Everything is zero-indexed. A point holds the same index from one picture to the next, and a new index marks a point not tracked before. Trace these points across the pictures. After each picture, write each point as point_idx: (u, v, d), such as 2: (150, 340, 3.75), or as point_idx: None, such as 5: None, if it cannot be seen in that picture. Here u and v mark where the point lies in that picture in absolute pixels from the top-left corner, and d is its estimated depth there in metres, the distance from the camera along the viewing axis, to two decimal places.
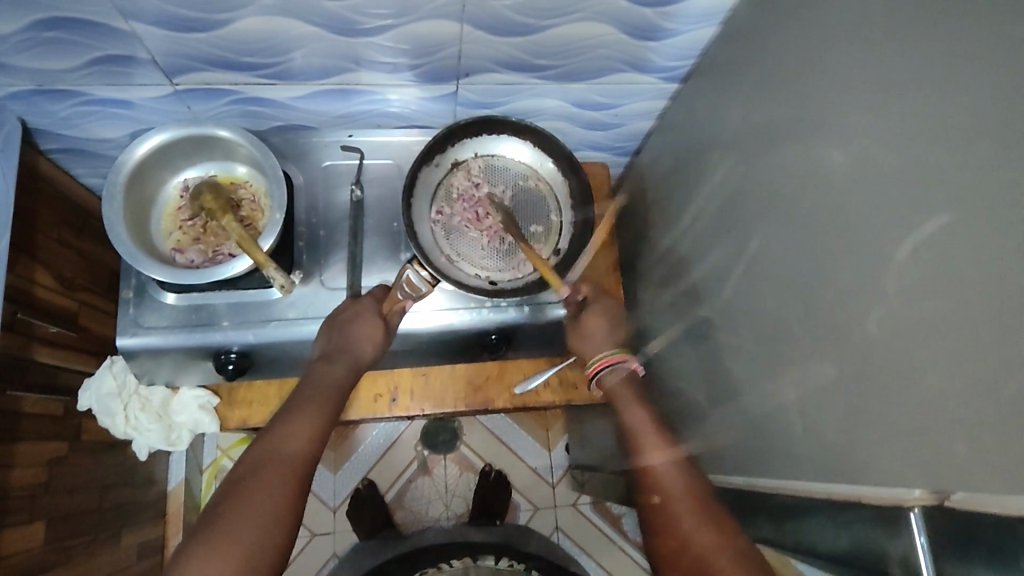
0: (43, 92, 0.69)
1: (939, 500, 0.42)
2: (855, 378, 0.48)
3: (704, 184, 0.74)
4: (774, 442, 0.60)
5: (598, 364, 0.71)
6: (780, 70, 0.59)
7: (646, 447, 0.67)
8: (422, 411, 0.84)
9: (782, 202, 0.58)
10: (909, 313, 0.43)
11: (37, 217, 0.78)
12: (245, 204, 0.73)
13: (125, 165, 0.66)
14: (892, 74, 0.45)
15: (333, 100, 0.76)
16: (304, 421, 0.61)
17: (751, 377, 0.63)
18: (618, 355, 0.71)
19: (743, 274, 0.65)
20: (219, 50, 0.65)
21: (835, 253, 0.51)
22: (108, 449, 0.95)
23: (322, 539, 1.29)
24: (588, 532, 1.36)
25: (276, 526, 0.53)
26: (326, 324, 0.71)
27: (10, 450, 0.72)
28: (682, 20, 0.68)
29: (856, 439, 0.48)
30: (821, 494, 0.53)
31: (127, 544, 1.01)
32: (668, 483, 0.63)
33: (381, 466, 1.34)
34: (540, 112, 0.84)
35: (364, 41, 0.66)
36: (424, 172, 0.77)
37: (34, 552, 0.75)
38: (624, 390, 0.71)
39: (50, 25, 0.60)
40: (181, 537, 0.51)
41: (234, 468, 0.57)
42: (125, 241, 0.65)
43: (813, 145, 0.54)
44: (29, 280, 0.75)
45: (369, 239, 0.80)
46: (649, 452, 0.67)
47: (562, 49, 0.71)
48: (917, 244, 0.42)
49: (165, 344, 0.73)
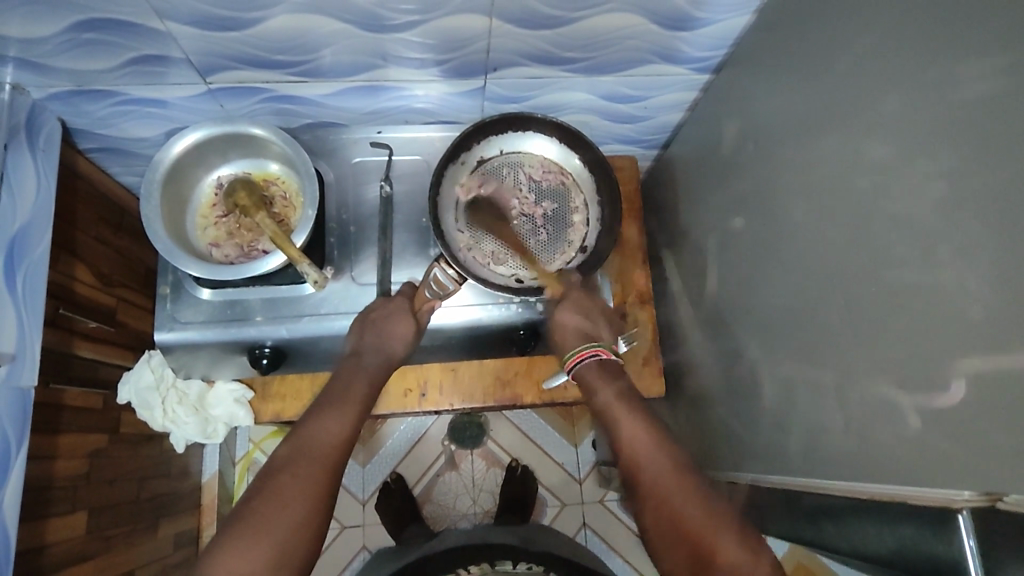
0: (81, 92, 0.71)
1: (988, 501, 0.41)
2: (898, 376, 0.47)
3: (737, 176, 0.72)
4: (811, 441, 0.59)
5: (576, 357, 0.69)
6: (817, 58, 0.57)
7: (656, 466, 0.59)
8: (451, 406, 0.84)
9: (817, 194, 0.57)
10: (957, 308, 0.41)
11: (77, 216, 0.80)
12: (278, 202, 0.73)
13: (162, 162, 0.68)
14: (940, 57, 0.43)
15: (361, 97, 0.77)
16: (336, 414, 0.62)
17: (787, 373, 0.62)
18: (592, 348, 0.69)
19: (778, 269, 0.64)
20: (251, 49, 0.66)
21: (875, 246, 0.49)
22: (145, 441, 0.97)
23: (352, 532, 1.30)
24: (614, 528, 1.35)
25: (310, 517, 0.54)
26: (356, 322, 0.71)
27: (55, 442, 0.74)
28: (715, 8, 0.67)
29: (902, 439, 0.47)
30: (861, 494, 0.52)
31: (163, 534, 1.04)
32: (670, 475, 0.58)
33: (408, 460, 1.35)
34: (568, 105, 0.84)
35: (392, 37, 0.66)
36: (452, 169, 0.77)
37: (76, 541, 0.77)
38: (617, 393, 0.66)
39: (89, 27, 0.61)
40: (217, 529, 0.53)
41: (268, 459, 0.59)
42: (162, 237, 0.66)
43: (850, 136, 0.52)
44: (69, 276, 0.77)
45: (399, 235, 0.80)
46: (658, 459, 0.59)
47: (591, 41, 0.70)
48: (966, 235, 0.41)
49: (202, 339, 0.74)
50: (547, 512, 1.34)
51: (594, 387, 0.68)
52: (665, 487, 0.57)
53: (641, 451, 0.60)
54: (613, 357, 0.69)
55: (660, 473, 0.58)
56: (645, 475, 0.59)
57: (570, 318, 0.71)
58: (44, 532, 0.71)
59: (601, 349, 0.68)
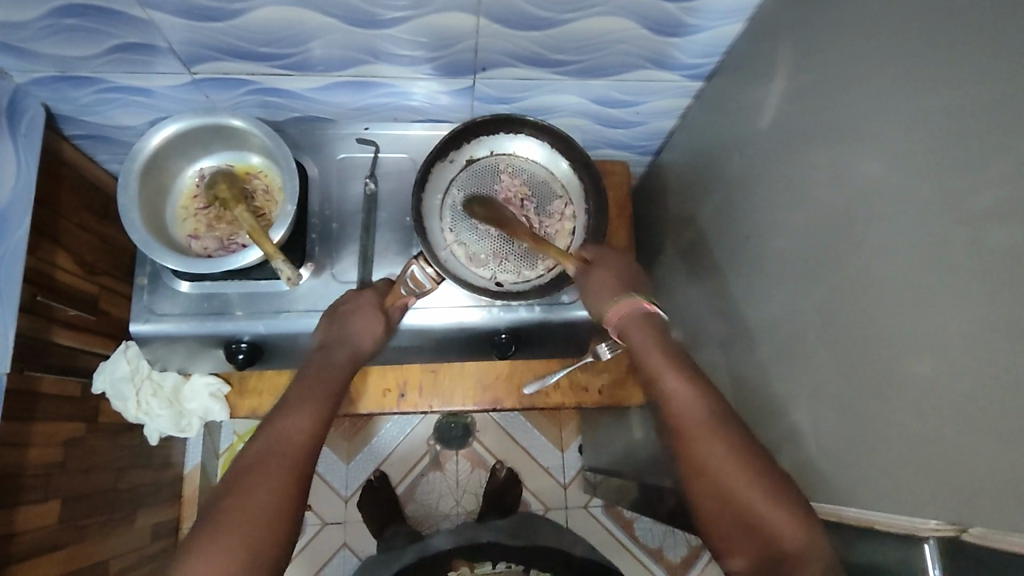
0: (65, 78, 0.70)
1: (954, 531, 0.40)
2: (876, 399, 0.46)
3: (725, 186, 0.71)
4: (786, 458, 0.58)
5: (613, 314, 0.65)
6: (807, 71, 0.56)
7: (690, 412, 0.57)
8: (431, 408, 0.83)
9: (803, 208, 0.56)
10: (934, 332, 0.41)
11: (60, 203, 0.79)
12: (259, 195, 0.72)
13: (141, 152, 0.67)
14: (928, 75, 0.42)
15: (349, 93, 0.76)
16: (304, 412, 0.60)
17: (766, 390, 0.61)
18: (634, 300, 0.64)
19: (761, 282, 0.63)
20: (236, 40, 0.65)
21: (857, 265, 0.48)
22: (124, 431, 0.96)
23: (333, 529, 1.30)
24: (598, 534, 1.34)
25: (283, 519, 0.54)
26: (326, 316, 0.70)
27: (28, 430, 0.73)
28: (708, 15, 0.65)
29: (875, 462, 0.46)
30: (830, 515, 0.51)
31: (140, 525, 1.03)
32: (702, 420, 0.56)
33: (393, 459, 1.35)
34: (560, 108, 0.83)
35: (381, 33, 0.65)
36: (437, 168, 0.76)
37: (47, 530, 0.77)
38: (652, 339, 0.62)
39: (72, 12, 0.60)
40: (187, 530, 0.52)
41: (235, 460, 0.58)
42: (139, 228, 0.65)
43: (838, 150, 0.51)
44: (49, 263, 0.76)
45: (383, 233, 0.79)
46: (685, 404, 0.57)
47: (583, 43, 0.69)
48: (946, 259, 0.40)
49: (178, 332, 0.73)
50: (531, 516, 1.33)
51: (632, 339, 0.63)
52: (698, 431, 0.55)
53: (678, 404, 0.58)
54: (659, 312, 0.64)
55: (695, 423, 0.56)
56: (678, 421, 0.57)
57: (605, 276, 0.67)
58: (14, 521, 0.71)
59: (644, 301, 0.64)
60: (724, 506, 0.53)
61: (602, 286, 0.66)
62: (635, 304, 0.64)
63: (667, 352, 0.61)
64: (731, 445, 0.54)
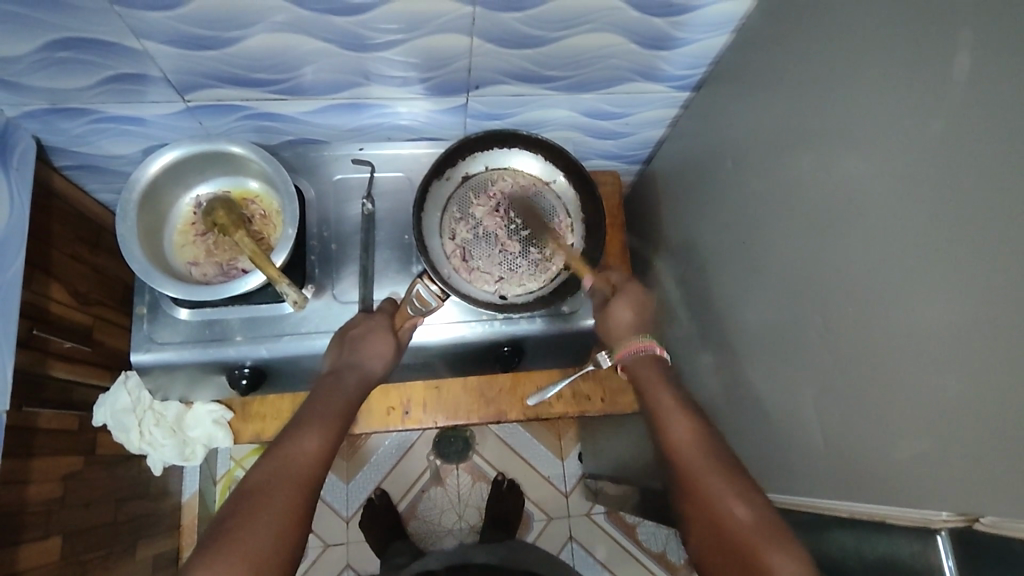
0: (56, 110, 0.70)
1: (966, 522, 0.41)
2: (880, 400, 0.47)
3: (717, 193, 0.73)
4: (792, 457, 0.59)
5: (628, 348, 0.70)
6: (795, 80, 0.58)
7: (697, 459, 0.60)
8: (435, 423, 0.83)
9: (797, 214, 0.58)
10: (933, 332, 0.42)
11: (52, 235, 0.78)
12: (257, 220, 0.72)
13: (139, 181, 0.67)
14: (914, 84, 0.44)
15: (343, 114, 0.77)
16: (311, 434, 0.61)
17: (768, 391, 0.62)
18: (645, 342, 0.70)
19: (758, 287, 0.64)
20: (230, 67, 0.65)
21: (854, 267, 0.50)
22: (122, 462, 0.95)
23: (336, 550, 1.29)
24: (602, 540, 1.34)
25: (280, 547, 0.53)
26: (336, 340, 0.71)
27: (28, 466, 0.72)
28: (694, 28, 0.67)
29: (881, 460, 0.47)
30: (843, 512, 0.52)
31: (141, 556, 1.01)
32: (705, 462, 0.59)
33: (394, 476, 1.34)
34: (551, 122, 0.84)
35: (375, 56, 0.66)
36: (434, 186, 0.77)
37: (50, 567, 0.75)
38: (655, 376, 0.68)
39: (64, 46, 0.60)
40: (192, 549, 0.52)
41: (241, 481, 0.57)
42: (139, 257, 0.65)
43: (829, 157, 0.53)
44: (44, 296, 0.75)
45: (381, 251, 0.80)
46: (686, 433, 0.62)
47: (573, 59, 0.70)
48: (941, 258, 0.41)
49: (180, 360, 0.73)
50: (534, 526, 1.34)
51: (640, 374, 0.68)
52: (699, 472, 0.58)
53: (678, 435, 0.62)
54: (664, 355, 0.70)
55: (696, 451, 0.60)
56: (681, 468, 0.60)
57: (624, 314, 0.72)
58: (17, 560, 0.69)
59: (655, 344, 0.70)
60: (723, 546, 0.54)
61: (620, 323, 0.72)
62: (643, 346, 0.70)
63: (677, 405, 0.65)
64: (730, 483, 0.56)
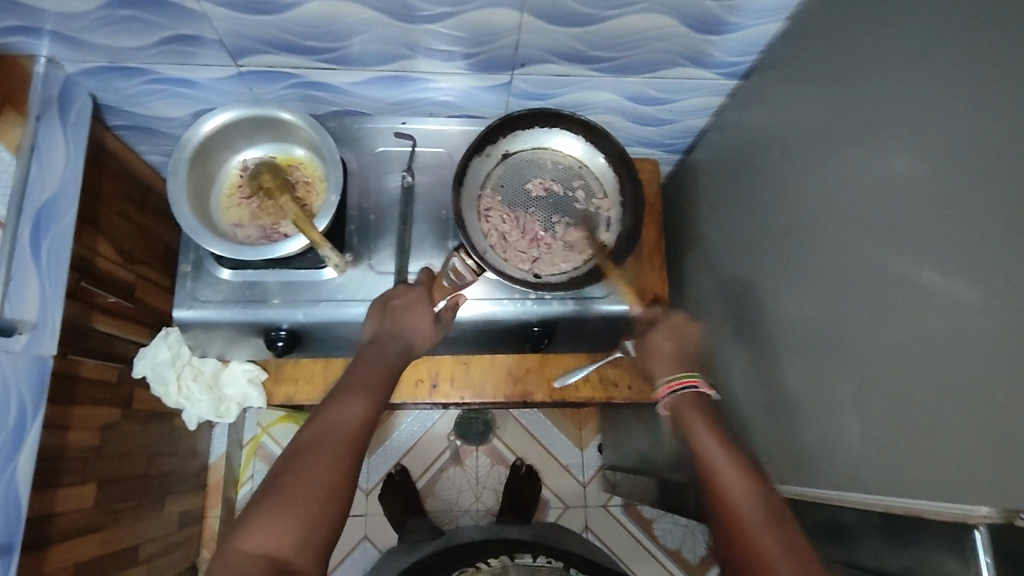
0: (114, 69, 0.72)
1: (1004, 518, 0.41)
2: (921, 394, 0.46)
3: (759, 183, 0.72)
4: (821, 449, 0.59)
5: (667, 386, 0.66)
6: (846, 68, 0.57)
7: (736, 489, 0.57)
8: (462, 399, 0.84)
9: (842, 206, 0.56)
10: (983, 324, 0.41)
11: (103, 192, 0.81)
12: (301, 186, 0.74)
13: (190, 141, 0.68)
14: (974, 72, 0.43)
15: (388, 87, 0.78)
16: (356, 399, 0.61)
17: (803, 384, 0.61)
18: (686, 378, 0.66)
19: (797, 278, 0.63)
20: (282, 33, 0.67)
21: (900, 259, 0.49)
22: (156, 418, 0.98)
23: (353, 521, 1.31)
24: (617, 533, 1.34)
25: (327, 507, 0.54)
26: (375, 309, 0.71)
27: (69, 413, 0.75)
28: (746, 13, 0.66)
29: (920, 454, 0.47)
30: (876, 506, 0.51)
31: (168, 511, 1.05)
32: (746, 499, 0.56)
33: (414, 453, 1.36)
34: (594, 105, 0.84)
35: (423, 28, 0.66)
36: (475, 162, 0.77)
37: (84, 513, 0.78)
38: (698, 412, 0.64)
39: (126, 4, 0.62)
40: (243, 506, 0.54)
41: (290, 442, 0.59)
42: (186, 214, 0.66)
43: (879, 146, 0.52)
44: (92, 250, 0.78)
45: (418, 225, 0.80)
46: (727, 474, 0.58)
47: (620, 40, 0.70)
48: (997, 247, 0.40)
49: (220, 318, 0.75)
50: (549, 513, 1.34)
51: (679, 405, 0.65)
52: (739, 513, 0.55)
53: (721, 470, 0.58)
54: (710, 393, 0.66)
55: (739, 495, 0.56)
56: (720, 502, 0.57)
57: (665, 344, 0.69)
58: (54, 502, 0.72)
59: (698, 380, 0.66)
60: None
61: (659, 352, 0.69)
62: (684, 383, 0.66)
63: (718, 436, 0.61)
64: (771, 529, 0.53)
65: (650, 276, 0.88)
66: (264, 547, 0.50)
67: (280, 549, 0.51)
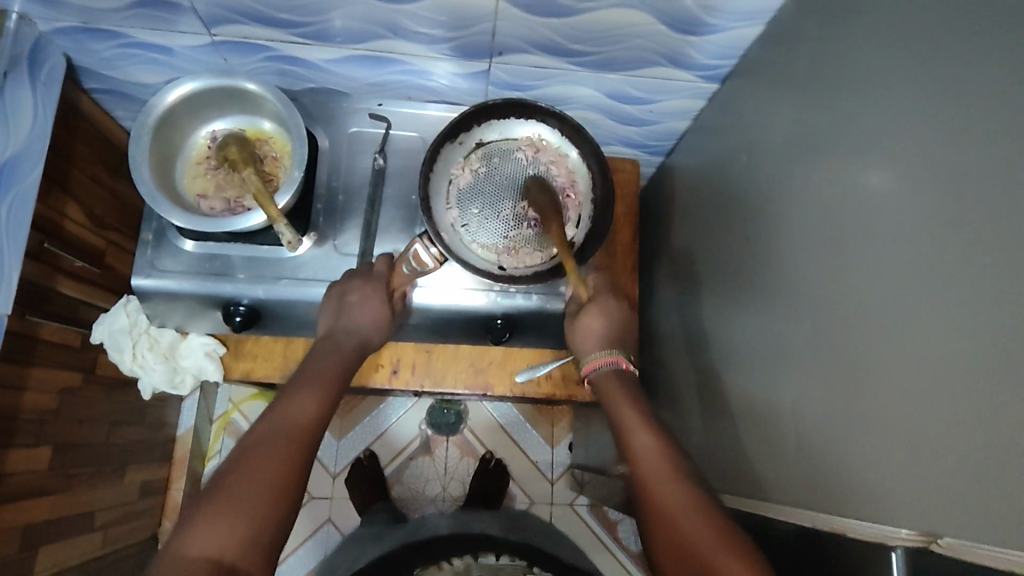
0: (87, 30, 0.71)
1: (925, 542, 0.39)
2: (860, 411, 0.45)
3: (729, 188, 0.71)
4: (765, 461, 0.58)
5: (589, 364, 0.67)
6: (820, 76, 0.56)
7: (656, 463, 0.56)
8: (422, 387, 0.83)
9: (806, 216, 0.55)
10: (925, 345, 0.40)
11: (74, 154, 0.80)
12: (268, 161, 0.73)
13: (155, 108, 0.68)
14: (940, 87, 0.42)
15: (366, 67, 0.77)
16: (308, 396, 0.61)
17: (754, 394, 0.61)
18: (612, 356, 0.67)
19: (758, 286, 0.62)
20: (257, 5, 0.66)
21: (853, 273, 0.48)
22: (120, 385, 0.98)
23: (318, 503, 1.31)
24: (582, 533, 1.34)
25: (274, 507, 0.53)
26: (330, 295, 0.71)
27: (25, 374, 0.75)
28: (727, 15, 0.65)
29: (853, 470, 0.46)
30: (802, 520, 0.51)
31: (129, 480, 1.05)
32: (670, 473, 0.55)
33: (384, 440, 1.35)
34: (572, 100, 0.83)
35: (402, 9, 0.65)
36: (447, 149, 0.76)
37: (37, 475, 0.78)
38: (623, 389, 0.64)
39: None
40: (187, 508, 0.53)
41: (240, 440, 0.58)
42: (147, 181, 0.66)
43: (845, 157, 0.51)
44: (59, 212, 0.77)
45: (387, 209, 0.80)
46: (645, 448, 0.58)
47: (601, 34, 0.68)
48: (941, 267, 0.40)
49: (178, 289, 0.74)
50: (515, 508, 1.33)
51: (602, 388, 0.65)
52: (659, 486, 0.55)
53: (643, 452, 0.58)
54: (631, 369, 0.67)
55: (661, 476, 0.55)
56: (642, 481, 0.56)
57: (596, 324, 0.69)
58: (5, 461, 0.72)
59: (622, 358, 0.66)
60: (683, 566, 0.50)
61: (585, 332, 0.70)
62: (609, 361, 0.67)
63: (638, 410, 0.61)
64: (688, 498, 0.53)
65: (620, 276, 0.87)
66: (206, 550, 0.49)
67: (223, 551, 0.50)
